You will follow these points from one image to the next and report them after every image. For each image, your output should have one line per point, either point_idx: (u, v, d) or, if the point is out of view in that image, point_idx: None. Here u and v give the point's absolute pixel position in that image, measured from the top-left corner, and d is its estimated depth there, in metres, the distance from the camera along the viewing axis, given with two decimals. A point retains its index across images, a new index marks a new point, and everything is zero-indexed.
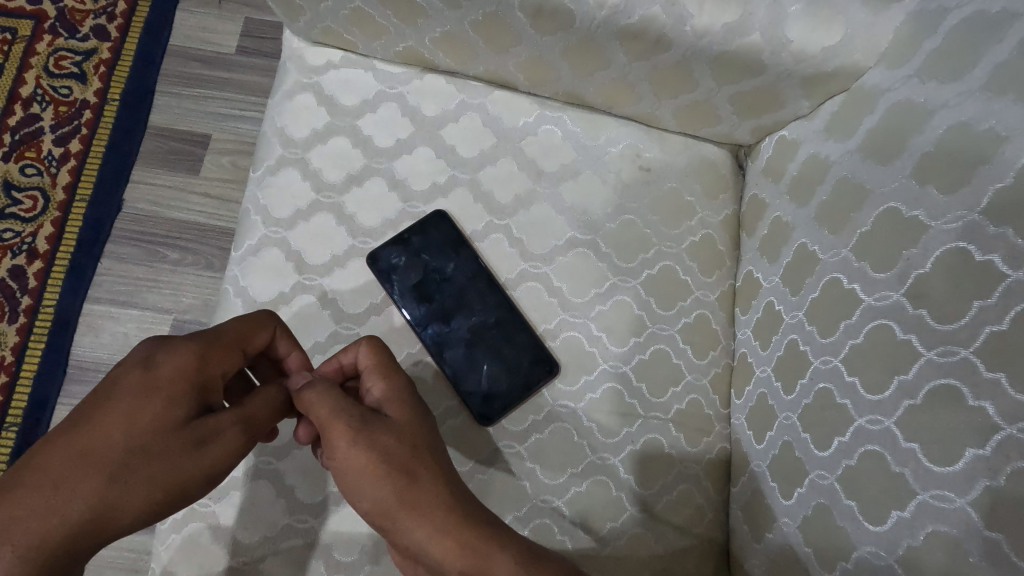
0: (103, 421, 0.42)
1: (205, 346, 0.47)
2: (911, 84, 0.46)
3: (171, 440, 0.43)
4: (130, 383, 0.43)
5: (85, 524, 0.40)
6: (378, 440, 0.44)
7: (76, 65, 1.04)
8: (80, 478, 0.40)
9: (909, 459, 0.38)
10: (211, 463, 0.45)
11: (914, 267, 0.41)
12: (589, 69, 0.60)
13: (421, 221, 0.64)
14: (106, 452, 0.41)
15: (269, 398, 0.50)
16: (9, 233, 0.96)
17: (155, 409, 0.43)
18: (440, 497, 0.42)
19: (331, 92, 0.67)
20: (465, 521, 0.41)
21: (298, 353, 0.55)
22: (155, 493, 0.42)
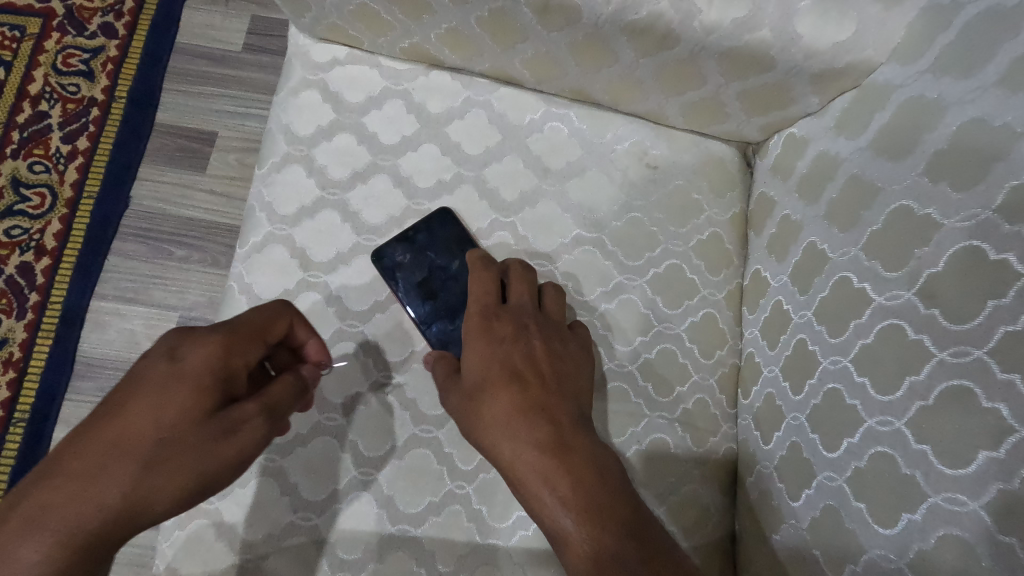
0: (136, 411, 0.42)
1: (229, 336, 0.47)
2: (924, 79, 0.45)
3: (203, 429, 0.43)
4: (158, 373, 0.44)
5: (122, 512, 0.40)
6: (451, 399, 0.51)
7: (84, 63, 1.04)
8: (114, 466, 0.40)
9: (920, 461, 0.38)
10: (241, 450, 0.45)
11: (926, 266, 0.40)
12: (596, 65, 0.60)
13: (426, 218, 0.63)
14: (139, 441, 0.41)
15: (287, 386, 0.50)
16: (17, 230, 0.97)
17: (186, 399, 0.43)
18: (499, 447, 0.47)
19: (336, 88, 0.66)
20: (514, 465, 0.45)
21: (315, 341, 0.55)
22: (190, 480, 0.42)
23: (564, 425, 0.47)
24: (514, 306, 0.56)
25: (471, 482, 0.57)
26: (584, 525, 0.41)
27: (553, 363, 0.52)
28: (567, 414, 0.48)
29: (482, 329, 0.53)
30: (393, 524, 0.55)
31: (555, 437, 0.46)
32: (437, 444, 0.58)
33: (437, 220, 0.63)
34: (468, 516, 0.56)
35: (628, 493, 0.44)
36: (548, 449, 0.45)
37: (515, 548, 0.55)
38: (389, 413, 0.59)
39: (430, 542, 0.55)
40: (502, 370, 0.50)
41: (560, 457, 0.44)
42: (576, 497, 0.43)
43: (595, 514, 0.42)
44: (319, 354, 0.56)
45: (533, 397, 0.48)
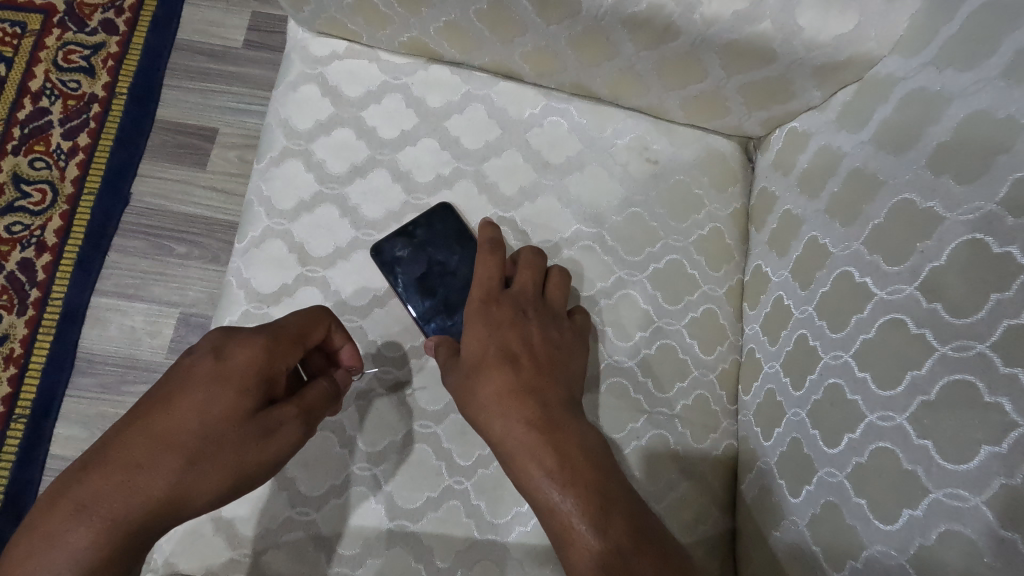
0: (182, 407, 0.42)
1: (272, 338, 0.47)
2: (927, 72, 0.45)
3: (243, 429, 0.43)
4: (202, 372, 0.44)
5: (163, 505, 0.40)
6: (448, 378, 0.52)
7: (85, 59, 1.04)
8: (159, 460, 0.41)
9: (922, 456, 0.37)
10: (278, 453, 0.45)
11: (929, 259, 0.40)
12: (596, 59, 0.59)
13: (426, 213, 0.63)
14: (184, 438, 0.42)
15: (323, 389, 0.50)
16: (18, 226, 0.97)
17: (228, 398, 0.43)
18: (491, 424, 0.47)
19: (335, 82, 0.66)
20: (505, 443, 0.46)
21: (350, 346, 0.55)
22: (229, 479, 0.43)
23: (556, 407, 0.47)
24: (515, 292, 0.56)
25: (469, 478, 0.57)
26: (572, 500, 0.42)
27: (549, 348, 0.52)
28: (558, 395, 0.49)
29: (480, 311, 0.53)
30: (391, 520, 0.55)
31: (545, 416, 0.46)
32: (435, 439, 0.58)
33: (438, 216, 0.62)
34: (467, 511, 0.56)
35: (622, 475, 0.44)
36: (538, 427, 0.46)
37: (513, 544, 0.55)
38: (388, 409, 0.58)
39: (428, 537, 0.55)
40: (498, 353, 0.50)
41: (550, 435, 0.45)
42: (564, 472, 0.43)
43: (581, 490, 0.42)
44: (352, 360, 0.55)
45: (528, 377, 0.49)
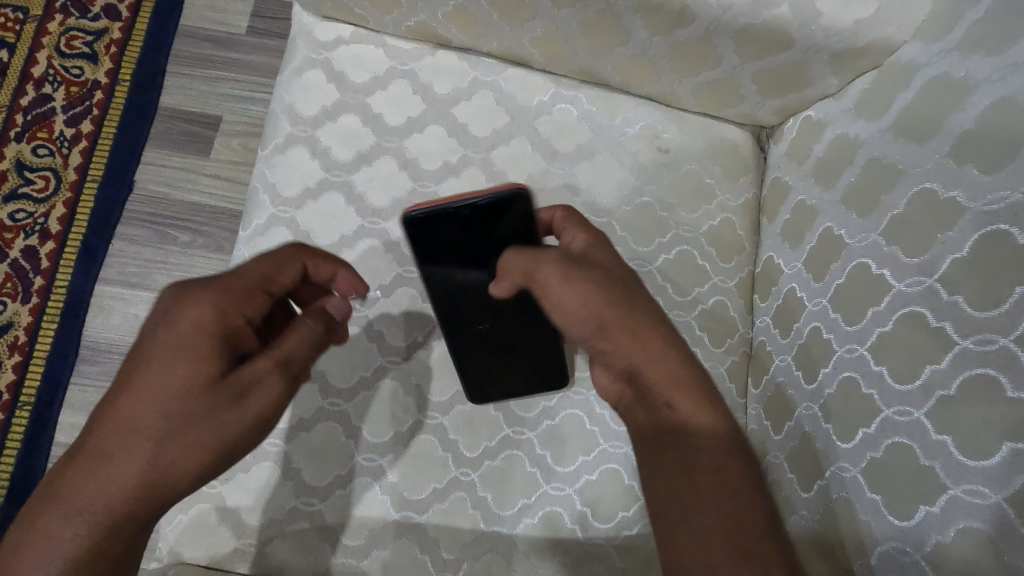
0: (140, 386, 0.40)
1: (220, 295, 0.43)
2: (949, 58, 0.44)
3: (211, 396, 0.41)
4: (155, 346, 0.41)
5: (142, 490, 0.39)
6: (586, 277, 0.44)
7: (87, 45, 1.02)
8: (129, 446, 0.39)
9: (940, 452, 0.36)
10: (257, 415, 0.42)
11: (950, 251, 0.39)
12: (607, 44, 0.58)
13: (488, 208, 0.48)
14: (149, 419, 0.40)
15: (306, 331, 0.46)
16: (22, 214, 0.95)
17: (186, 368, 0.41)
18: (653, 352, 0.43)
19: (341, 68, 0.65)
20: (676, 378, 0.42)
21: (344, 269, 0.53)
22: (208, 450, 0.41)
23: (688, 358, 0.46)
24: None
25: (475, 469, 0.56)
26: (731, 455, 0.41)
27: None
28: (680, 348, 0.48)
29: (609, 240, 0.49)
30: (396, 510, 0.55)
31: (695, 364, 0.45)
32: (441, 430, 0.57)
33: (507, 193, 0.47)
34: (474, 503, 0.55)
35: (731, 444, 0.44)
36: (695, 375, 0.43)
37: (520, 536, 0.54)
38: (394, 398, 0.58)
39: (434, 528, 0.54)
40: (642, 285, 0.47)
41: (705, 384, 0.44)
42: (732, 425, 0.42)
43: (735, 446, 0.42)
44: (350, 285, 0.53)
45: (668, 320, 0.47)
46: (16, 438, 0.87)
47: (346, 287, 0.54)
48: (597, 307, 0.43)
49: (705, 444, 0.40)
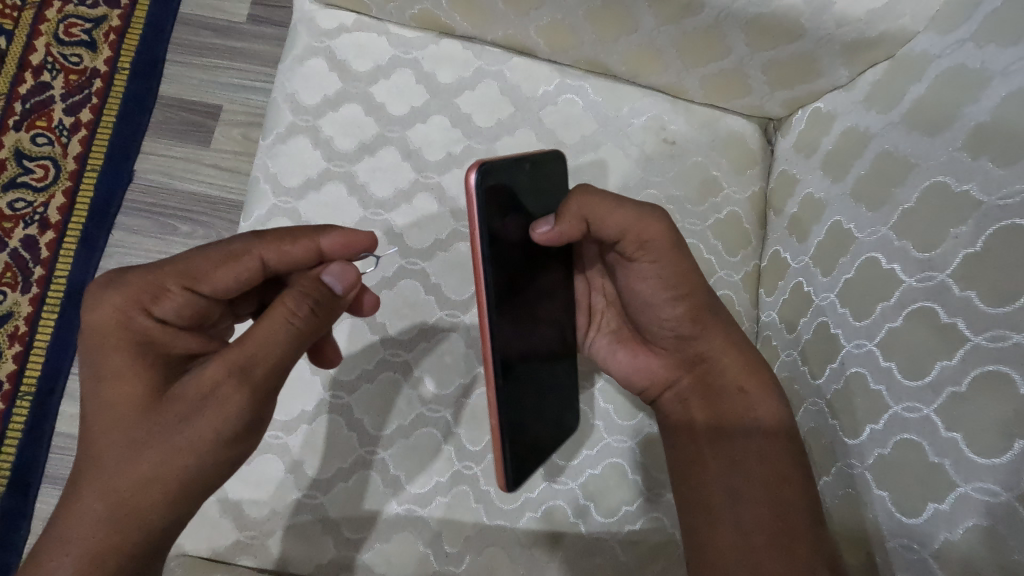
0: (87, 415, 0.40)
1: (124, 298, 0.42)
2: (964, 49, 0.43)
3: (151, 413, 0.39)
4: (87, 375, 0.40)
5: (109, 521, 0.38)
6: (686, 261, 0.49)
7: (86, 33, 1.00)
8: (92, 478, 0.38)
9: (950, 449, 0.36)
10: (212, 428, 0.39)
11: (964, 245, 0.38)
12: (614, 34, 0.58)
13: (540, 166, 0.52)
14: (104, 448, 0.39)
15: (282, 320, 0.43)
16: (21, 203, 0.94)
17: (123, 391, 0.39)
18: (726, 332, 0.51)
19: (343, 56, 0.64)
20: (744, 356, 0.50)
21: (326, 236, 0.48)
22: (173, 471, 0.39)
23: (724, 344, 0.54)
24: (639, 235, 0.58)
25: (478, 463, 0.56)
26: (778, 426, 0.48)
27: None
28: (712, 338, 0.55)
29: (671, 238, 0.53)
30: (399, 503, 0.54)
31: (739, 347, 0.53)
32: (444, 423, 0.57)
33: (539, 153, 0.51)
34: (476, 497, 0.55)
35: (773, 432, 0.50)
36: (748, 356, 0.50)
37: (522, 530, 0.54)
38: (396, 391, 0.58)
39: (436, 522, 0.54)
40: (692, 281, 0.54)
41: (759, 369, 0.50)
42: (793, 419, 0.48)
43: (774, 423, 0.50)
44: (348, 252, 0.49)
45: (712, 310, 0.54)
46: (16, 427, 0.87)
47: (344, 248, 0.49)
48: (688, 287, 0.49)
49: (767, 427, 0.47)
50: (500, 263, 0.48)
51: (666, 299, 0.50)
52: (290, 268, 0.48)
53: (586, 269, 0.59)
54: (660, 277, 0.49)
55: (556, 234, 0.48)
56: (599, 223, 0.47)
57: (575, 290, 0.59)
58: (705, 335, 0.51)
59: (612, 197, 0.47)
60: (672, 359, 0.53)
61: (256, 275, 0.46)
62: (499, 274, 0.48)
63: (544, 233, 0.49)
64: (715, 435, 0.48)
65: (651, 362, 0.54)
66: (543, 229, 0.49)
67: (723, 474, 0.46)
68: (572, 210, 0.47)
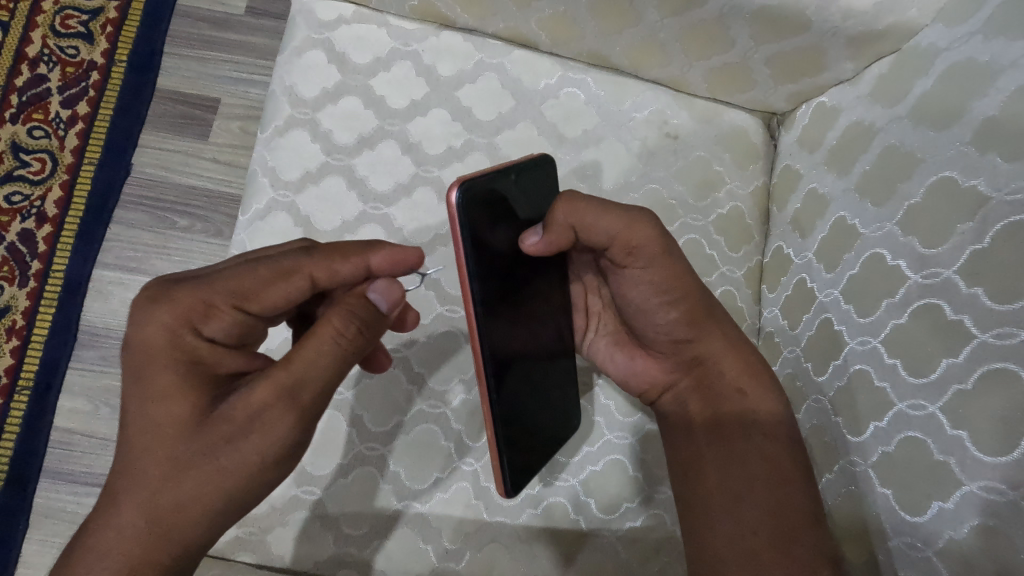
0: (130, 430, 0.39)
1: (175, 314, 0.41)
2: (972, 42, 0.42)
3: (198, 434, 0.39)
4: (130, 388, 0.40)
5: (150, 538, 0.38)
6: (679, 265, 0.49)
7: (83, 25, 0.99)
8: (129, 493, 0.38)
9: (955, 447, 0.36)
10: (258, 451, 0.39)
11: (970, 241, 0.38)
12: (617, 26, 0.57)
13: (526, 171, 0.49)
14: (144, 464, 0.39)
15: (331, 341, 0.41)
16: (18, 197, 0.94)
17: (165, 410, 0.39)
18: (723, 333, 0.50)
19: (342, 49, 0.63)
20: (743, 358, 0.49)
21: (375, 254, 0.46)
22: (213, 492, 0.39)
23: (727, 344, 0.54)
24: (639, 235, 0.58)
25: (479, 459, 0.56)
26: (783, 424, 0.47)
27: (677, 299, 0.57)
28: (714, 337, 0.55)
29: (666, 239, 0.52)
30: (399, 500, 0.54)
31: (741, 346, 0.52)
32: (444, 419, 0.57)
33: (526, 159, 0.49)
34: (477, 493, 0.55)
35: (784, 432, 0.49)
36: (746, 355, 0.50)
37: (523, 526, 0.54)
38: (395, 386, 0.57)
39: (436, 518, 0.54)
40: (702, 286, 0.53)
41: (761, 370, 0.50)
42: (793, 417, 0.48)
43: None
44: (394, 265, 0.47)
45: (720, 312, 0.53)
46: (14, 422, 0.86)
47: (391, 265, 0.47)
48: (681, 292, 0.49)
49: (769, 426, 0.46)
50: (490, 272, 0.46)
51: (660, 305, 0.50)
52: (335, 285, 0.46)
53: (580, 274, 0.58)
54: (652, 282, 0.49)
55: (545, 245, 0.47)
56: (588, 230, 0.47)
57: (572, 293, 0.58)
58: (702, 338, 0.50)
59: (599, 203, 0.47)
60: (669, 362, 0.53)
61: (307, 293, 0.45)
62: (489, 283, 0.46)
63: (534, 244, 0.47)
64: (715, 435, 0.48)
65: (648, 365, 0.54)
66: (533, 240, 0.48)
67: (720, 473, 0.46)
68: (559, 219, 0.46)
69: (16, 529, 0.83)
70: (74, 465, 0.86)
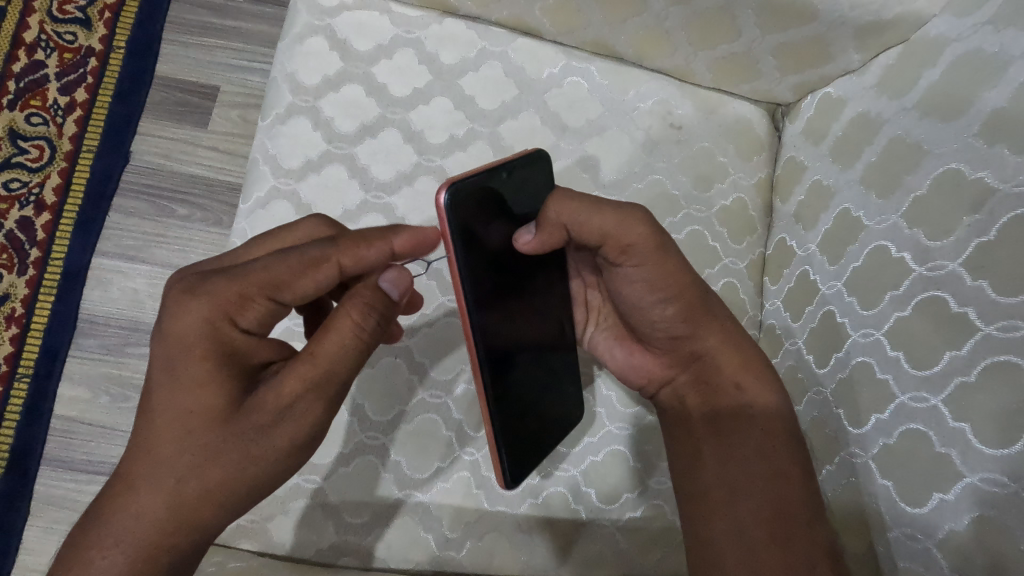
0: (156, 413, 0.39)
1: (210, 304, 0.40)
2: (982, 32, 0.42)
3: (231, 421, 0.39)
4: (159, 373, 0.40)
5: (172, 524, 0.38)
6: (674, 261, 0.48)
7: (80, 10, 0.98)
8: (152, 479, 0.38)
9: (957, 440, 0.36)
10: (289, 438, 0.40)
11: (977, 234, 0.37)
12: (623, 14, 0.57)
13: (520, 168, 0.48)
14: (168, 451, 0.38)
15: (349, 334, 0.41)
16: (16, 184, 0.93)
17: (196, 400, 0.39)
18: (720, 328, 0.50)
19: (344, 36, 0.63)
20: (736, 352, 0.49)
21: (398, 236, 0.45)
22: (238, 480, 0.39)
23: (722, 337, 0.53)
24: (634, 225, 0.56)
25: (480, 449, 0.56)
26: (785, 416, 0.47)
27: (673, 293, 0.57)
28: None
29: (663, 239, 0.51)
30: (400, 488, 0.54)
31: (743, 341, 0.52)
32: (445, 410, 0.57)
33: (522, 155, 0.48)
34: (477, 483, 0.55)
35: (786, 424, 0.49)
36: (742, 350, 0.50)
37: (523, 515, 0.54)
38: (396, 376, 0.57)
39: (437, 507, 0.54)
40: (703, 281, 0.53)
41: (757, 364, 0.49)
42: (793, 410, 0.48)
43: None
44: (413, 247, 0.45)
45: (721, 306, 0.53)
46: (14, 410, 0.86)
47: (411, 251, 0.46)
48: (678, 287, 0.49)
49: (765, 418, 0.46)
50: (484, 266, 0.46)
51: (655, 301, 0.49)
52: (364, 272, 0.45)
53: (580, 270, 0.58)
54: (647, 280, 0.48)
55: (538, 243, 0.47)
56: (581, 226, 0.46)
57: (571, 289, 0.58)
58: (698, 334, 0.50)
59: (591, 200, 0.47)
60: (668, 358, 0.52)
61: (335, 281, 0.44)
62: (483, 276, 0.46)
63: (526, 243, 0.47)
64: (715, 431, 0.48)
65: (646, 360, 0.54)
66: (525, 238, 0.47)
67: (719, 469, 0.46)
68: (551, 217, 0.46)
69: (18, 514, 0.83)
70: (75, 453, 0.86)
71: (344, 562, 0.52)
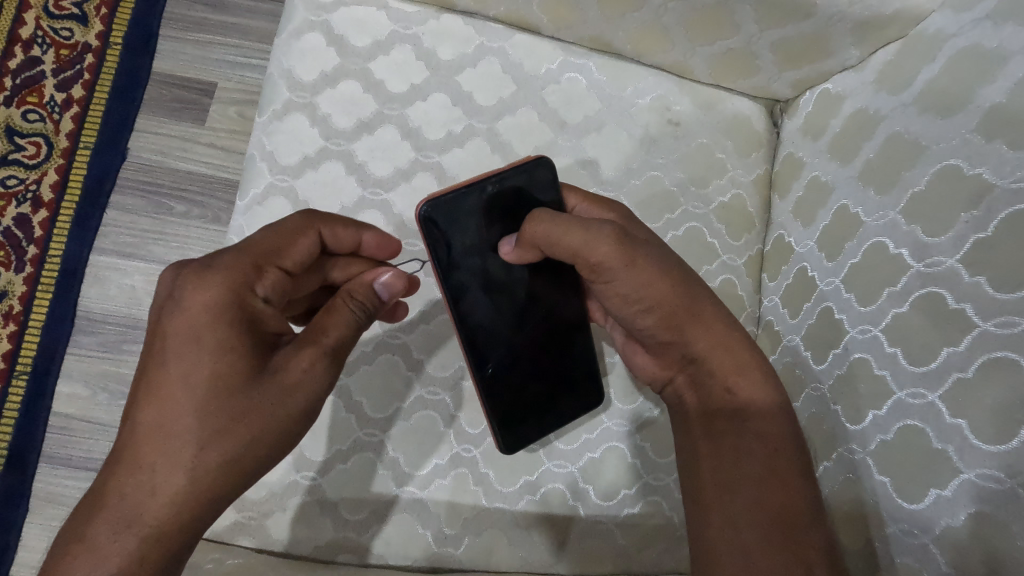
0: (168, 387, 0.39)
1: (226, 278, 0.42)
2: (980, 27, 0.42)
3: (247, 391, 0.39)
4: (172, 347, 0.39)
5: (190, 498, 0.38)
6: (645, 275, 0.47)
7: (76, 6, 0.98)
8: (166, 455, 0.38)
9: (954, 436, 0.36)
10: (306, 406, 0.41)
11: (974, 230, 0.37)
12: (620, 10, 0.57)
13: (511, 178, 0.51)
14: (183, 425, 0.38)
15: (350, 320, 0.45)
16: (13, 181, 0.92)
17: (213, 371, 0.39)
18: (712, 325, 0.49)
19: (341, 32, 0.62)
20: (724, 349, 0.49)
21: (367, 232, 0.52)
22: (256, 450, 0.40)
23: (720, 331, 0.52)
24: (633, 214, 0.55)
25: (478, 446, 0.56)
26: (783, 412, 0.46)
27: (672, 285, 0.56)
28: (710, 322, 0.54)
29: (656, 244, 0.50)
30: (397, 485, 0.54)
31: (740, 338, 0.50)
32: (443, 407, 0.57)
33: (515, 165, 0.51)
34: (475, 479, 0.55)
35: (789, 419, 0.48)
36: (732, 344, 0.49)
37: (521, 512, 0.54)
38: (394, 373, 0.57)
39: (435, 504, 0.54)
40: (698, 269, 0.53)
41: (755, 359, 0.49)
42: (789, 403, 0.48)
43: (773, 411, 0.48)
44: (379, 243, 0.53)
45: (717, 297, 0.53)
46: (13, 406, 0.86)
47: (377, 247, 0.53)
48: (654, 299, 0.48)
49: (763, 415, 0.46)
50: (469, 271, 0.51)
51: (634, 312, 0.49)
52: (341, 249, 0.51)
53: None
54: (621, 293, 0.48)
55: (514, 256, 0.50)
56: (552, 245, 0.47)
57: None
58: (687, 339, 0.49)
59: (562, 220, 0.47)
60: (665, 360, 0.52)
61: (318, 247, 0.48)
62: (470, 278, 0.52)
63: (506, 254, 0.50)
64: (710, 428, 0.48)
65: (644, 358, 0.54)
66: (507, 249, 0.50)
67: (715, 469, 0.45)
68: (525, 238, 0.48)
69: (17, 511, 0.83)
70: (73, 449, 0.86)
71: (342, 559, 0.53)
